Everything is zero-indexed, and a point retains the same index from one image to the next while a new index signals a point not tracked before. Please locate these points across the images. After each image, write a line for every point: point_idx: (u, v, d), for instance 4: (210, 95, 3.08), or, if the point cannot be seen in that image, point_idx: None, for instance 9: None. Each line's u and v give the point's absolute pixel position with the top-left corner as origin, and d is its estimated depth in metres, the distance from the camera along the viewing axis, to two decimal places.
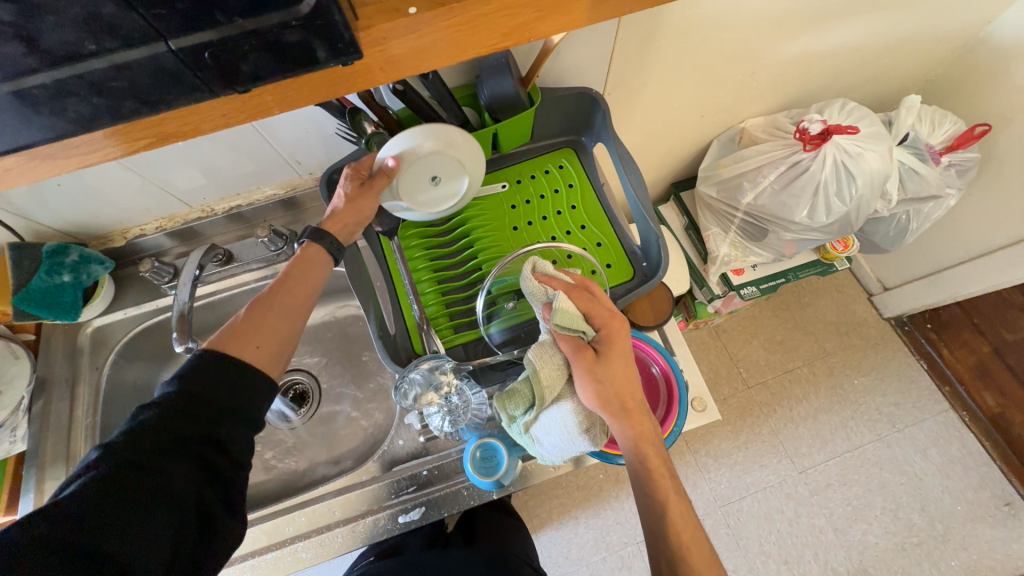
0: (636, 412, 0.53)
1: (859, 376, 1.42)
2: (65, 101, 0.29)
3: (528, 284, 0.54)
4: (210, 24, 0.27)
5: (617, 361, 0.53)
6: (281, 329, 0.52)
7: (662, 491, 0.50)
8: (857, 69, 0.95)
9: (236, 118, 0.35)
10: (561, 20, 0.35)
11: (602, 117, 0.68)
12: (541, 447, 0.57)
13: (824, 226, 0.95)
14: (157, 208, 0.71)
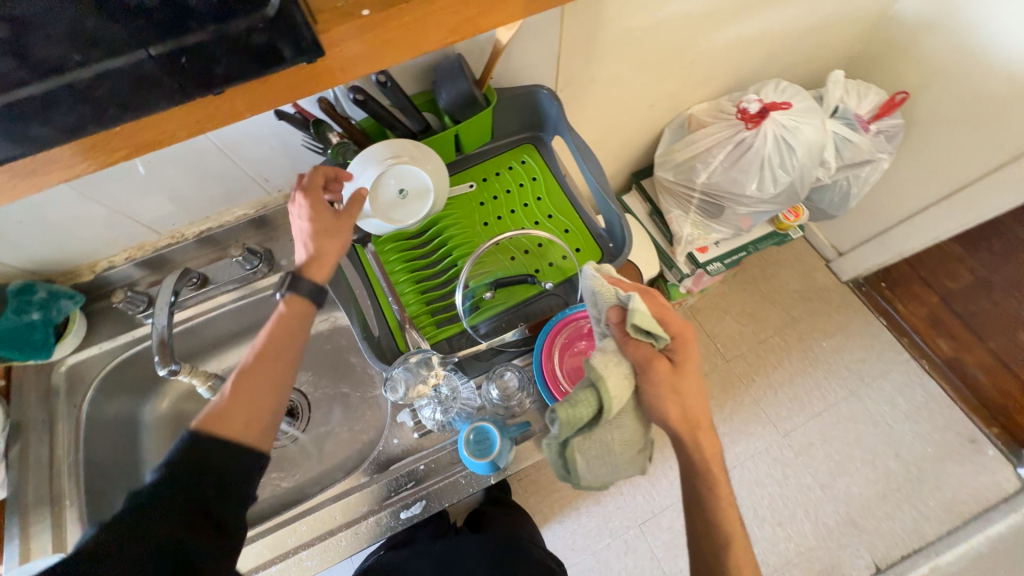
0: (703, 427, 0.58)
1: (826, 338, 1.50)
2: (52, 111, 0.31)
3: (601, 285, 0.57)
4: (184, 31, 0.31)
5: (688, 374, 0.57)
6: (264, 397, 0.51)
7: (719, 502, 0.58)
8: (786, 52, 1.03)
9: (209, 125, 0.36)
10: (500, 16, 0.38)
11: (557, 111, 0.71)
12: (584, 474, 0.56)
13: (774, 197, 1.02)
14: (125, 237, 0.71)
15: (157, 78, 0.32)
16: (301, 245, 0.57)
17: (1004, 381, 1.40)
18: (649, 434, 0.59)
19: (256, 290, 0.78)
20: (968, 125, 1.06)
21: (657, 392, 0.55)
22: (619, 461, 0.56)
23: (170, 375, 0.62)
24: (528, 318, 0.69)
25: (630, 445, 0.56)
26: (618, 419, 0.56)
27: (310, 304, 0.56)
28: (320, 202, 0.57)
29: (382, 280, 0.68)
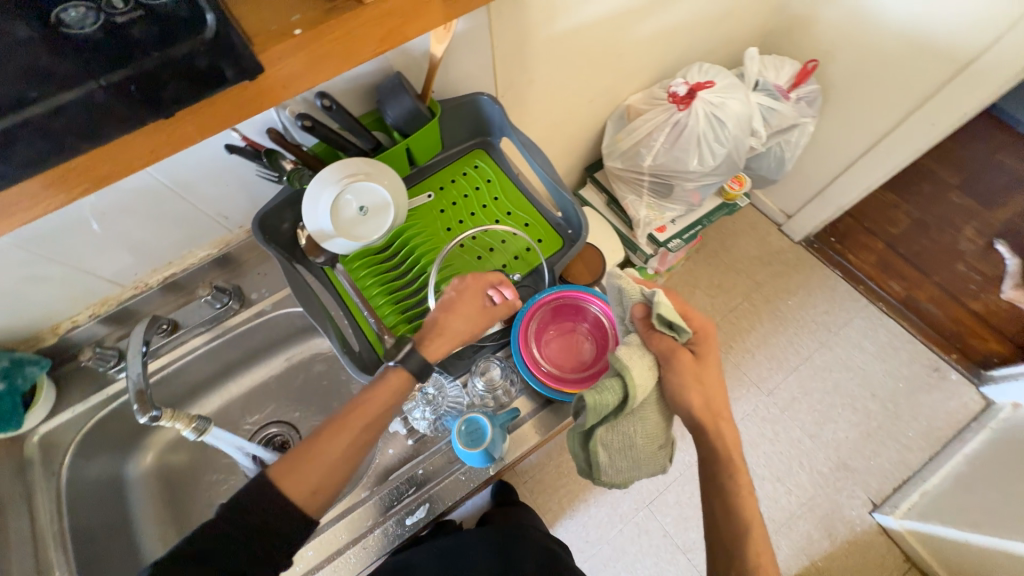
0: (723, 419, 0.60)
1: (790, 296, 1.58)
2: (11, 148, 0.32)
3: (628, 284, 0.63)
4: (130, 59, 0.32)
5: (708, 365, 0.61)
6: (332, 468, 0.52)
7: (736, 483, 0.59)
8: (704, 37, 1.11)
9: (163, 150, 0.38)
10: (423, 23, 0.42)
11: (499, 113, 0.75)
12: (607, 466, 0.60)
13: (715, 169, 1.09)
14: (86, 295, 0.70)
15: (106, 109, 0.33)
16: (441, 313, 0.61)
17: (953, 311, 1.52)
18: (669, 432, 0.63)
19: (227, 328, 0.78)
20: (874, 81, 1.17)
21: (682, 380, 0.58)
22: (639, 456, 0.61)
23: (150, 421, 0.61)
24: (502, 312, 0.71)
25: (652, 439, 0.61)
26: (642, 412, 0.60)
27: (411, 380, 0.57)
28: (479, 292, 0.62)
29: (358, 300, 0.70)
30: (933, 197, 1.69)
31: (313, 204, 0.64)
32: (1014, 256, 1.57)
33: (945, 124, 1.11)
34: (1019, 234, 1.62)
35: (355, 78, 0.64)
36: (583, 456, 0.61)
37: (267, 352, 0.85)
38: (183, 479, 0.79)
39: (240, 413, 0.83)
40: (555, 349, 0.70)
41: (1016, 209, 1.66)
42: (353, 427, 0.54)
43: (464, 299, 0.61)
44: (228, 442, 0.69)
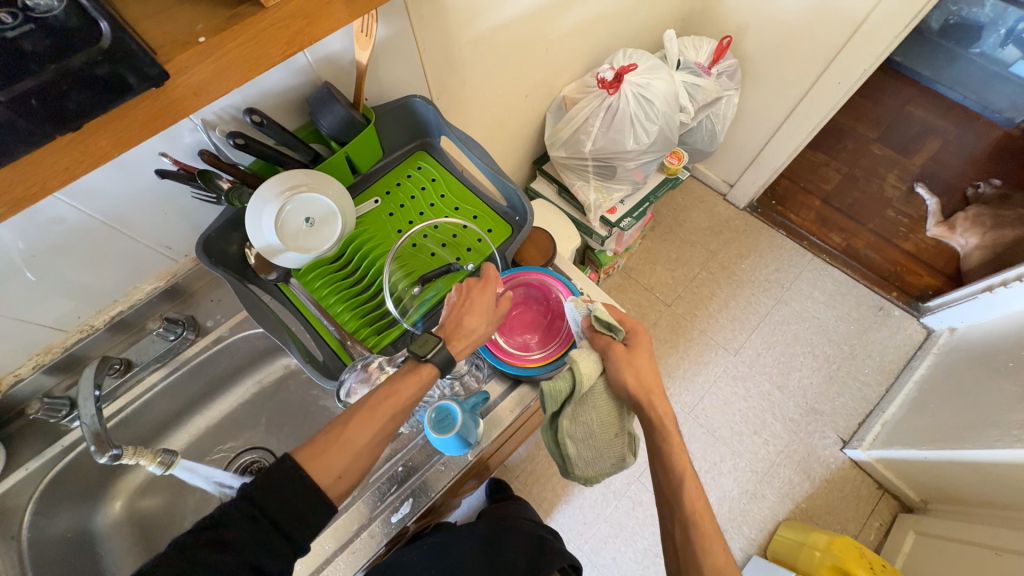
0: (661, 400, 0.63)
1: (743, 260, 1.67)
2: None
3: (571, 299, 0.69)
4: (27, 73, 0.32)
5: (643, 355, 0.65)
6: (356, 456, 0.54)
7: (674, 452, 0.62)
8: (625, 24, 1.18)
9: (79, 168, 0.38)
10: (329, 24, 0.44)
11: (433, 114, 0.77)
12: (575, 458, 0.64)
13: (651, 147, 1.14)
14: (27, 344, 0.67)
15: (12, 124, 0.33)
16: (456, 313, 0.64)
17: (888, 253, 1.64)
18: (625, 422, 0.66)
19: (184, 360, 0.77)
20: (784, 51, 1.26)
21: (617, 368, 0.63)
22: (600, 445, 0.64)
23: (111, 460, 0.59)
24: None
25: (608, 427, 0.65)
26: (595, 402, 0.64)
27: (436, 374, 0.60)
28: (488, 291, 0.66)
29: (317, 311, 0.71)
30: (857, 152, 1.83)
31: (257, 215, 0.64)
32: (934, 196, 1.71)
33: (850, 81, 1.20)
34: (935, 176, 1.77)
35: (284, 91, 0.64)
36: (554, 451, 0.64)
37: (230, 381, 0.83)
38: (157, 523, 0.76)
39: (210, 446, 0.81)
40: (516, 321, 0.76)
41: (929, 154, 1.81)
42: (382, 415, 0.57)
43: (474, 298, 0.65)
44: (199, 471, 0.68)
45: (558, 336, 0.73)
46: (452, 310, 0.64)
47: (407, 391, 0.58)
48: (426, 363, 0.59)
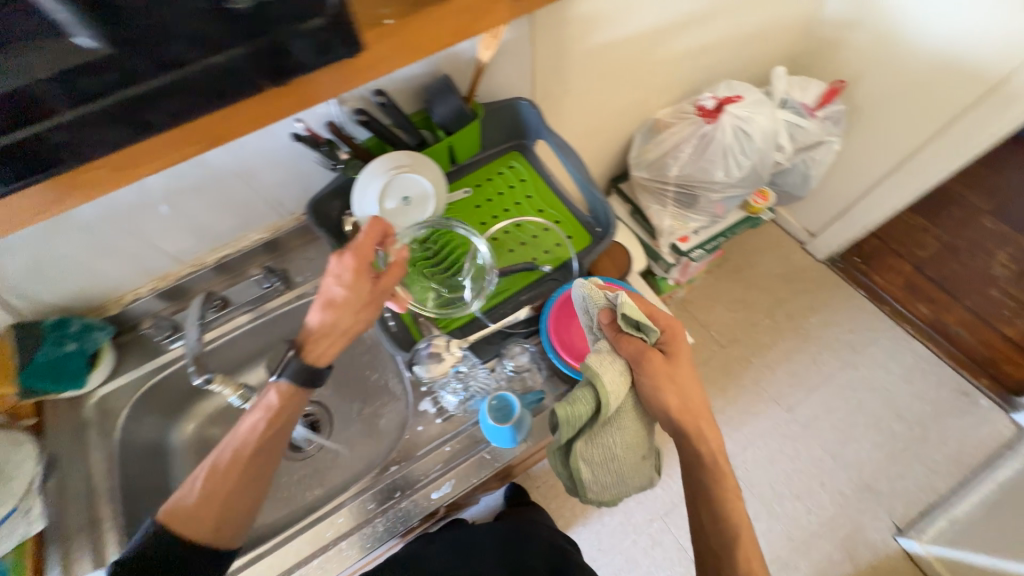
0: (704, 420, 0.63)
1: (813, 314, 1.58)
2: (170, 98, 0.40)
3: (589, 290, 0.62)
4: (259, 37, 0.39)
5: (681, 365, 0.63)
6: (252, 471, 0.59)
7: (721, 479, 0.62)
8: (733, 55, 1.15)
9: (279, 111, 0.47)
10: (491, 20, 0.51)
11: (536, 117, 0.80)
12: (587, 479, 0.61)
13: (740, 181, 1.11)
14: (152, 268, 0.76)
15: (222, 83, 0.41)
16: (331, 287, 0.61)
17: (985, 335, 1.49)
18: (648, 439, 0.65)
19: (269, 309, 0.83)
20: (901, 102, 1.18)
21: (654, 381, 0.60)
22: (621, 466, 0.62)
23: (203, 383, 0.66)
24: (531, 302, 0.74)
25: (630, 447, 0.63)
26: (617, 421, 0.62)
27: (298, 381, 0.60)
28: (364, 262, 0.61)
29: (397, 285, 0.75)
30: (963, 222, 1.67)
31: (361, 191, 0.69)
32: None
33: (973, 146, 1.11)
34: None
35: (409, 78, 0.69)
36: (564, 473, 0.62)
37: (303, 334, 0.89)
38: None
39: None
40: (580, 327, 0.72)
41: None
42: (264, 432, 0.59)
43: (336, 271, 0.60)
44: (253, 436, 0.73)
45: None
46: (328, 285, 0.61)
47: (271, 421, 0.59)
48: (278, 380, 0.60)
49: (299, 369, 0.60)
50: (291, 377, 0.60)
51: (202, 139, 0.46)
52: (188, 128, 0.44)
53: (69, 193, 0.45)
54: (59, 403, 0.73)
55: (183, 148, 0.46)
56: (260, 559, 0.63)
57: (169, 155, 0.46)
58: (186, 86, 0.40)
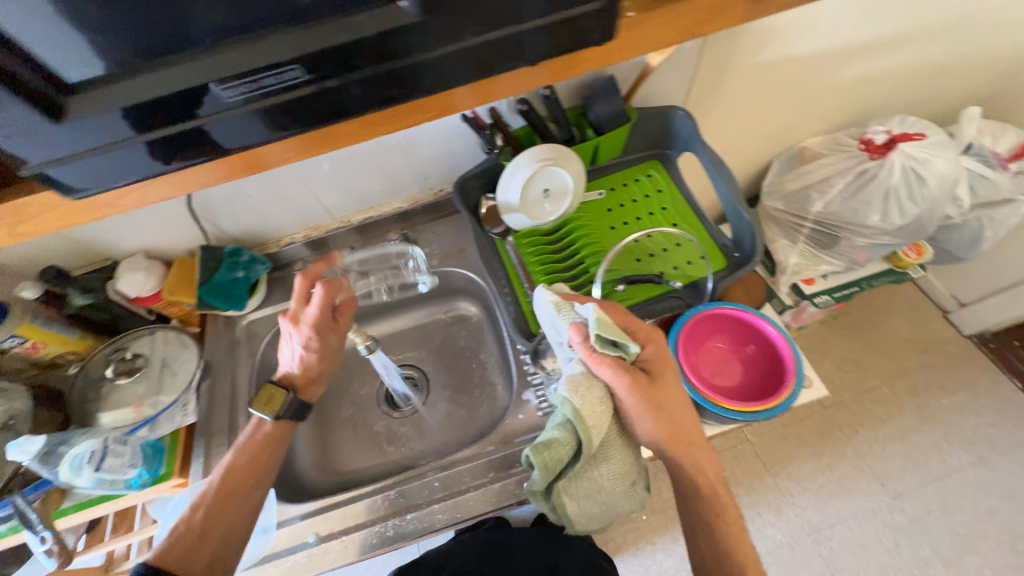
0: (699, 446, 0.58)
1: (945, 395, 1.36)
2: (391, 82, 0.37)
3: (556, 303, 0.56)
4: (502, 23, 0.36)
5: (667, 386, 0.57)
6: (263, 471, 0.64)
7: (719, 505, 0.59)
8: (913, 89, 1.02)
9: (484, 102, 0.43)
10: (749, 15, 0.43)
11: (689, 128, 0.77)
12: (574, 512, 0.55)
13: (896, 230, 0.99)
14: (310, 218, 0.85)
15: (439, 73, 0.38)
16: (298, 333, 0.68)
17: None
18: (638, 461, 0.59)
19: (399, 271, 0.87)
20: None
21: (637, 408, 0.54)
22: (610, 497, 0.56)
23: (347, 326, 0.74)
24: (652, 316, 0.72)
25: (620, 477, 0.56)
26: (602, 451, 0.56)
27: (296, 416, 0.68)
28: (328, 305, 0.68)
29: (521, 272, 0.76)
30: None
31: (361, 255, 0.83)
32: None
33: None
34: None
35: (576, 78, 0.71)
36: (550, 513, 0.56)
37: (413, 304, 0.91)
38: None
39: None
40: (712, 363, 0.63)
41: None
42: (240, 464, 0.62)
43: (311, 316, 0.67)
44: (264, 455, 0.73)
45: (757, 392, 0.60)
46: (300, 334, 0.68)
47: (249, 453, 0.63)
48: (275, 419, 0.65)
49: (299, 404, 0.68)
50: (287, 415, 0.66)
51: (374, 129, 0.42)
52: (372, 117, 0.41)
53: (239, 170, 0.43)
54: (217, 322, 0.84)
55: (354, 138, 0.42)
56: (359, 501, 0.67)
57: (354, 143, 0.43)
58: (398, 74, 0.37)
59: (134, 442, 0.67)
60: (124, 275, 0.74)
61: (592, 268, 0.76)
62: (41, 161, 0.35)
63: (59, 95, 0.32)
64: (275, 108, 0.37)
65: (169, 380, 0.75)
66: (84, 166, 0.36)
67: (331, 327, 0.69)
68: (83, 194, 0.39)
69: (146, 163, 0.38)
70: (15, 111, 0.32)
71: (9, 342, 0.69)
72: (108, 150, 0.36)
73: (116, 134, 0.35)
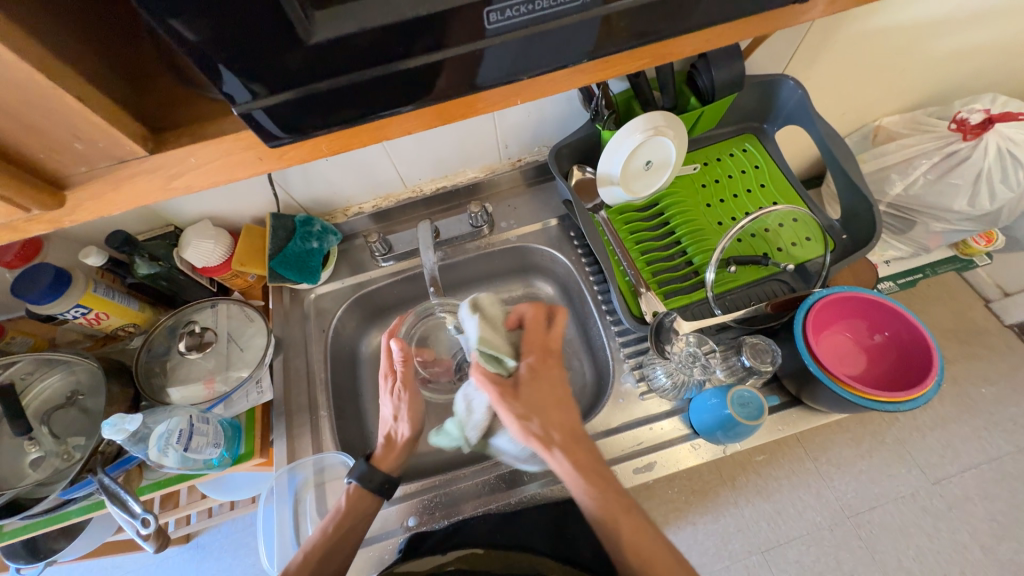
0: (571, 451, 0.55)
1: (987, 384, 1.25)
2: (585, 24, 0.33)
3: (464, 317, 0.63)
4: None
5: (536, 386, 0.58)
6: (352, 531, 0.57)
7: (617, 522, 0.51)
8: (1012, 67, 0.92)
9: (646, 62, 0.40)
10: None
11: (799, 99, 0.71)
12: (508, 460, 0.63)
13: (980, 216, 0.97)
14: (381, 186, 0.79)
15: (669, 11, 0.34)
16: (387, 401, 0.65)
17: None
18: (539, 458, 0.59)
19: (479, 246, 0.82)
20: None
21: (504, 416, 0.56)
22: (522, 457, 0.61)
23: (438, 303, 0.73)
24: (760, 300, 0.68)
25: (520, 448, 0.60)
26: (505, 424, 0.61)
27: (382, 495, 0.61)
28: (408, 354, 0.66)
29: (618, 248, 0.70)
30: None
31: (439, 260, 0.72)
32: None
33: None
34: None
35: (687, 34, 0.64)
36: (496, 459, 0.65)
37: (490, 278, 0.87)
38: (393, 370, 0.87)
39: None
40: (833, 354, 0.62)
41: None
42: (332, 535, 0.56)
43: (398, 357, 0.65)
44: (331, 467, 0.68)
45: (886, 386, 0.59)
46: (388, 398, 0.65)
47: (343, 519, 0.58)
48: (352, 483, 0.60)
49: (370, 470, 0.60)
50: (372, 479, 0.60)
51: (567, 86, 0.39)
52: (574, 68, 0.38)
53: (416, 128, 0.39)
54: (283, 295, 0.80)
55: (545, 93, 0.39)
56: (455, 487, 0.67)
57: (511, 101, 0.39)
58: (630, 14, 0.33)
59: (215, 420, 0.63)
60: (191, 243, 0.68)
61: (691, 249, 0.71)
62: (261, 96, 0.31)
63: (309, 7, 0.27)
64: (504, 49, 0.33)
65: (238, 357, 0.70)
66: (290, 108, 0.32)
67: (399, 386, 0.64)
68: (278, 141, 0.35)
69: (348, 108, 0.34)
70: (248, 32, 0.27)
71: (74, 313, 0.65)
72: (323, 90, 0.32)
73: (337, 69, 0.31)
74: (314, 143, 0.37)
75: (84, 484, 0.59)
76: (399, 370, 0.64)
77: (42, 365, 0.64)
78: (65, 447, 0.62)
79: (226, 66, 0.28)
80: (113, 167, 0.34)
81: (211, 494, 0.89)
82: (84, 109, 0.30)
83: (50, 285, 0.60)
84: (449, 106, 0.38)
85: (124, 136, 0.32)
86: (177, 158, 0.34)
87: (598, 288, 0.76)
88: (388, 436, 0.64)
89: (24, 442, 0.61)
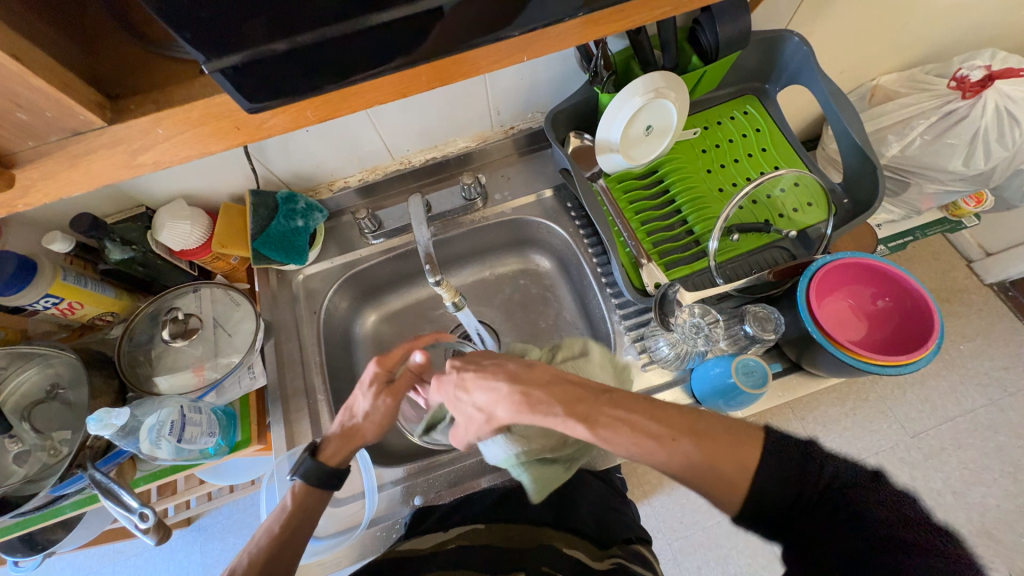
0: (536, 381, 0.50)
1: (964, 340, 1.28)
2: None
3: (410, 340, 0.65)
4: None
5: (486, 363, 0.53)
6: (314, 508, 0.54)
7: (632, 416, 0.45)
8: (1015, 19, 0.89)
9: (646, 17, 0.37)
10: None
11: (802, 57, 0.68)
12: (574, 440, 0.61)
13: (973, 176, 0.96)
14: (367, 159, 0.75)
15: None
16: (361, 396, 0.60)
17: None
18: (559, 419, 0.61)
19: (473, 219, 0.79)
20: None
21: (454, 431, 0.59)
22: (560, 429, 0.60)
23: (437, 283, 0.67)
24: (762, 268, 0.67)
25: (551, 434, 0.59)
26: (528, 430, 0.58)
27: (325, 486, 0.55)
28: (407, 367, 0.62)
29: (617, 218, 0.68)
30: None
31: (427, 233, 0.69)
32: None
33: None
34: None
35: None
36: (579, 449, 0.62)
37: (486, 252, 0.85)
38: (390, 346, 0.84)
39: (437, 304, 0.86)
40: (836, 321, 0.62)
41: None
42: (281, 533, 0.51)
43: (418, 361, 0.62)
44: None
45: (891, 351, 0.60)
46: (364, 392, 0.60)
47: (291, 518, 0.53)
48: (297, 479, 0.54)
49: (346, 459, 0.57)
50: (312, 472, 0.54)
51: (568, 41, 0.37)
52: (579, 20, 0.35)
53: (412, 91, 0.36)
54: (270, 277, 0.77)
55: (545, 49, 0.37)
56: (459, 468, 0.66)
57: (515, 58, 0.36)
58: None
59: (207, 409, 0.61)
60: (165, 224, 0.63)
61: (693, 218, 0.69)
62: (224, 54, 0.27)
63: None
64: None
65: (227, 342, 0.67)
66: (270, 64, 0.29)
67: (393, 389, 0.60)
68: (256, 106, 0.32)
69: (335, 67, 0.31)
70: None
71: (44, 303, 0.61)
72: (307, 44, 0.29)
73: (309, 20, 0.28)
74: (298, 110, 0.34)
75: (74, 480, 0.57)
76: (405, 377, 0.61)
77: (16, 358, 0.60)
78: (50, 441, 0.59)
79: (186, 21, 0.25)
80: (65, 140, 0.31)
81: (209, 479, 0.87)
82: (24, 70, 0.26)
83: (14, 273, 0.56)
84: (445, 65, 0.35)
85: (74, 102, 0.29)
86: (140, 132, 0.31)
87: (597, 259, 0.74)
88: (347, 428, 0.58)
89: (6, 440, 0.58)
